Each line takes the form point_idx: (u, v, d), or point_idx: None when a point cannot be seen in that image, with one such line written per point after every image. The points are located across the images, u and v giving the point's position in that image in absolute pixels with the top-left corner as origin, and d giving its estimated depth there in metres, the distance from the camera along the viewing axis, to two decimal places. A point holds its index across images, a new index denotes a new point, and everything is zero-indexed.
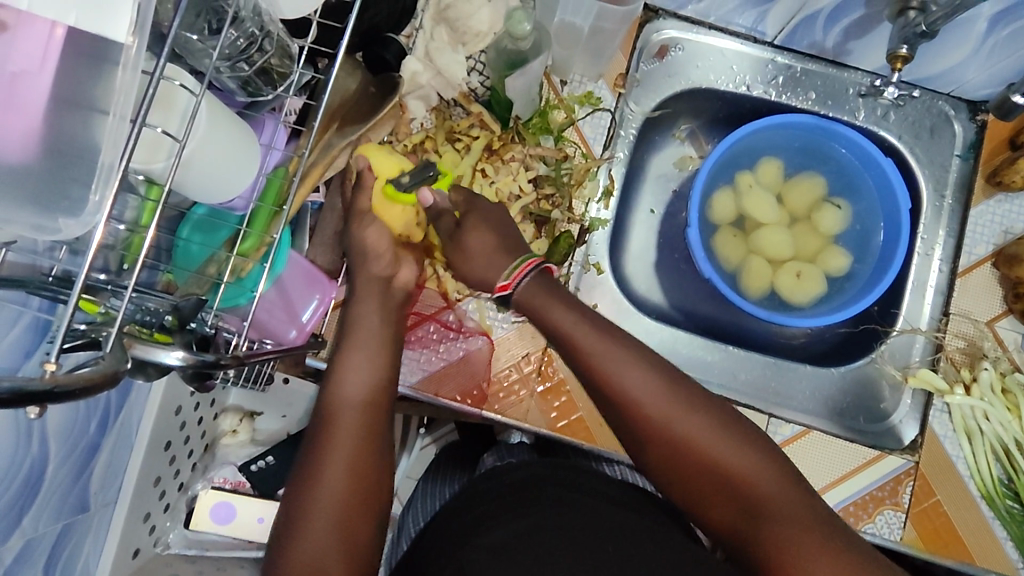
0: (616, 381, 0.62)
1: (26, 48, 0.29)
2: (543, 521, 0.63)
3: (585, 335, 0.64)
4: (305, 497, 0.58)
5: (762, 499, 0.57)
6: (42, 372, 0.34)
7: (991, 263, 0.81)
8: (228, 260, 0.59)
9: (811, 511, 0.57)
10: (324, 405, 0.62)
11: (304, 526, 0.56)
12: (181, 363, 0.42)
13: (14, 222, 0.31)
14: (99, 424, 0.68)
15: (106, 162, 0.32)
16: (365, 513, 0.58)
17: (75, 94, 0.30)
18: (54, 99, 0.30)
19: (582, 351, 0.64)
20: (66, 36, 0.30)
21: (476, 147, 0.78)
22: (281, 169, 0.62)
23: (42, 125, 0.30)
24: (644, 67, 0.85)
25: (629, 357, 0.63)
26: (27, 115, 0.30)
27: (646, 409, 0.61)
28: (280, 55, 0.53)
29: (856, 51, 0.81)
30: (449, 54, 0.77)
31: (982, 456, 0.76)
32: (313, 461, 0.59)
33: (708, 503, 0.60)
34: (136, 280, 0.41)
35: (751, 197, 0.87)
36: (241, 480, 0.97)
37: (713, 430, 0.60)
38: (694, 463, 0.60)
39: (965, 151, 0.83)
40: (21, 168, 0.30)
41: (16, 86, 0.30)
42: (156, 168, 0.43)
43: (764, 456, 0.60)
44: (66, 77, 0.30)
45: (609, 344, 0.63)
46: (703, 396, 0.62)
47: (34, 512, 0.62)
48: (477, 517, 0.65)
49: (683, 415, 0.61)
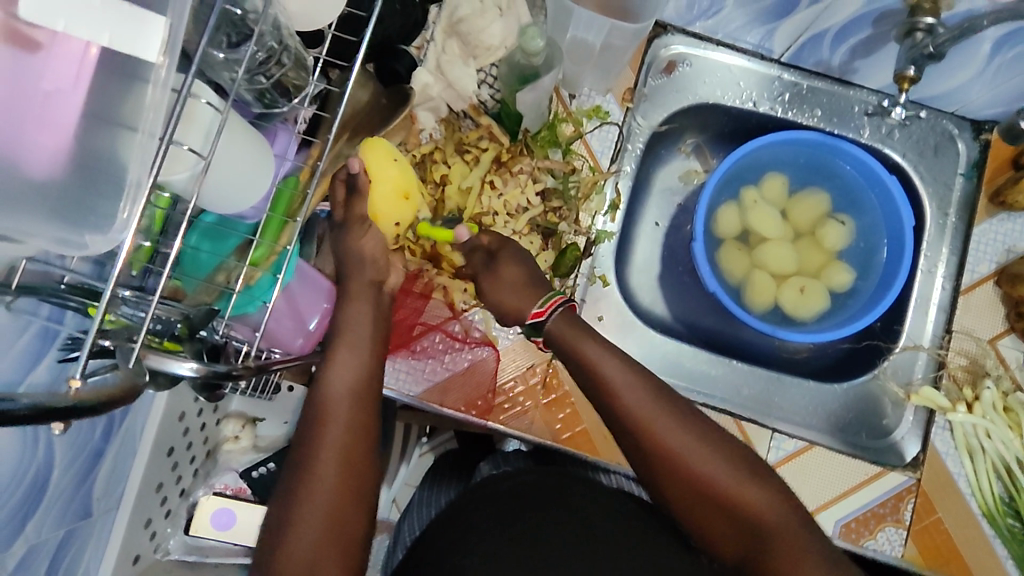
0: (629, 409, 0.63)
1: (59, 69, 0.29)
2: (540, 522, 0.65)
3: (616, 375, 0.64)
4: (296, 495, 0.59)
5: (772, 530, 0.58)
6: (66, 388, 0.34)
7: (993, 282, 0.81)
8: (237, 268, 0.59)
9: (813, 540, 0.58)
10: (310, 403, 0.62)
11: (297, 522, 0.58)
12: (193, 374, 0.42)
13: (39, 233, 0.32)
14: (103, 431, 0.68)
15: (134, 179, 0.32)
16: (353, 511, 0.60)
17: (104, 109, 0.31)
18: (85, 114, 0.30)
19: (613, 393, 0.63)
20: (100, 55, 0.30)
21: (485, 159, 0.78)
22: (292, 179, 0.63)
23: (71, 142, 0.30)
24: (652, 81, 0.85)
25: (666, 410, 0.63)
26: (59, 132, 0.30)
27: (673, 452, 0.61)
28: (295, 68, 0.54)
29: (862, 69, 0.82)
30: (460, 67, 0.76)
31: (983, 475, 0.76)
32: (304, 455, 0.60)
33: (720, 532, 0.61)
34: (161, 291, 0.43)
35: (756, 213, 0.88)
36: (242, 487, 0.96)
37: (733, 468, 0.61)
38: (712, 501, 0.60)
39: (969, 169, 0.84)
40: (44, 181, 0.30)
41: (49, 102, 0.30)
42: (176, 179, 0.43)
43: (773, 491, 0.60)
44: (98, 94, 0.30)
45: (638, 387, 0.63)
46: (729, 443, 0.62)
47: (38, 517, 0.62)
48: (470, 523, 0.66)
49: (704, 456, 0.61)
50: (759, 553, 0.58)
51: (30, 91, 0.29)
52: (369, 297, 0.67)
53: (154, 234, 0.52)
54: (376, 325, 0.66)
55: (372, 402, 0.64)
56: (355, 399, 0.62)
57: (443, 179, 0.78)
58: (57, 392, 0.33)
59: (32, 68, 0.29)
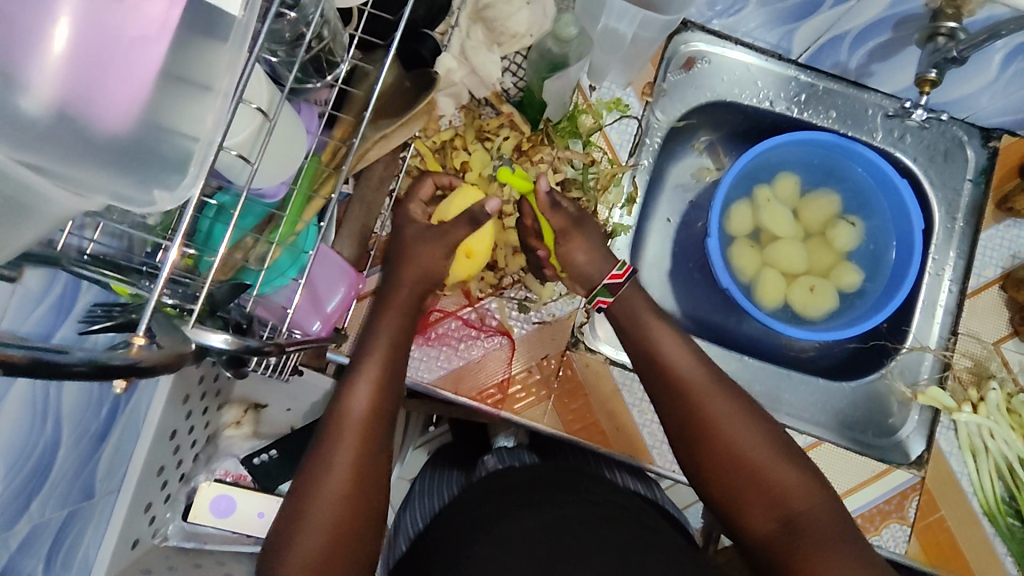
0: (673, 366, 0.66)
1: (147, 16, 0.29)
2: (560, 516, 0.64)
3: (678, 359, 0.66)
4: (304, 501, 0.56)
5: (801, 514, 0.59)
6: (128, 347, 0.34)
7: (999, 286, 0.83)
8: (254, 249, 0.58)
9: (841, 521, 0.59)
10: (332, 408, 0.60)
11: (300, 529, 0.55)
12: (226, 347, 0.41)
13: (95, 189, 0.30)
14: (109, 411, 0.67)
15: (205, 139, 0.33)
16: (358, 514, 0.57)
17: (183, 68, 0.31)
18: (163, 69, 0.30)
19: (673, 374, 0.66)
20: (184, 10, 0.30)
21: (506, 147, 0.79)
22: (316, 156, 0.62)
23: (148, 98, 0.30)
24: (671, 77, 0.86)
25: (709, 374, 0.66)
26: (137, 85, 0.29)
27: (721, 432, 0.63)
28: (333, 43, 0.53)
29: (879, 73, 0.83)
30: (485, 53, 0.75)
31: (986, 475, 0.78)
32: (314, 453, 0.58)
33: (749, 511, 0.61)
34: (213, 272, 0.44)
35: (768, 211, 0.89)
36: (243, 473, 0.95)
37: (773, 455, 0.62)
38: (748, 482, 0.61)
39: (977, 176, 0.86)
40: (115, 135, 0.29)
41: (134, 51, 0.29)
42: (237, 140, 0.44)
43: (803, 467, 0.62)
44: (181, 49, 0.30)
45: (696, 370, 0.66)
46: (766, 419, 0.65)
47: (42, 497, 0.61)
48: (492, 513, 0.66)
49: (750, 440, 0.63)
50: (786, 536, 0.58)
51: (115, 39, 0.28)
52: (413, 290, 0.67)
53: (161, 231, 0.50)
54: (407, 334, 0.67)
55: (390, 411, 0.62)
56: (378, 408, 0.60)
57: (464, 166, 0.79)
58: (122, 352, 0.33)
59: (120, 14, 0.28)
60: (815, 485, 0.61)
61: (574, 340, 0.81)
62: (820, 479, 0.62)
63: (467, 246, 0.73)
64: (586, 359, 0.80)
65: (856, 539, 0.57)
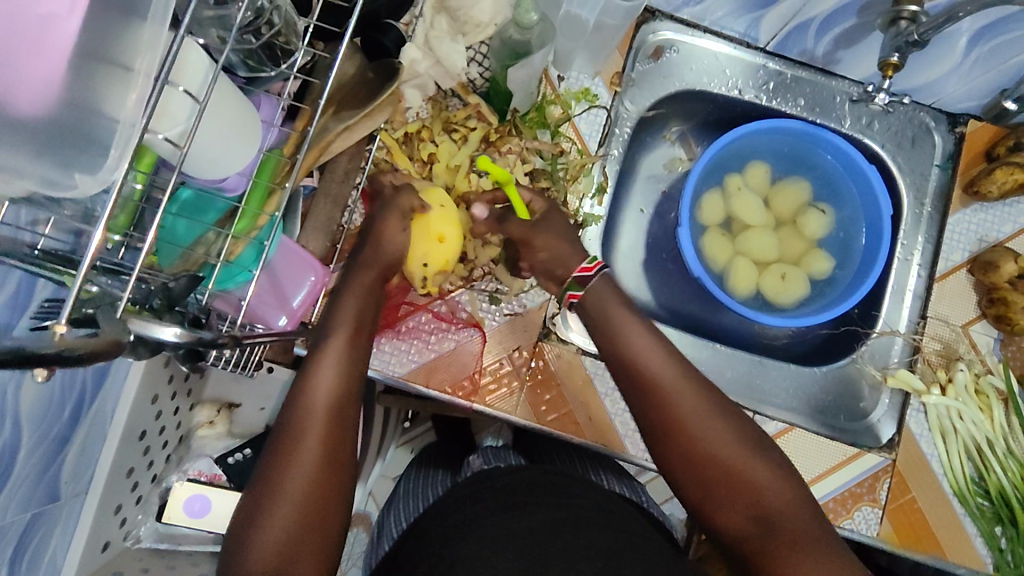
0: (642, 360, 0.63)
1: None
2: (549, 518, 0.65)
3: (649, 360, 0.63)
4: (265, 502, 0.54)
5: (777, 517, 0.58)
6: (53, 333, 0.33)
7: (966, 269, 0.84)
8: (216, 243, 0.58)
9: (817, 525, 0.58)
10: (289, 407, 0.58)
11: (262, 530, 0.54)
12: (177, 340, 0.40)
13: (21, 174, 0.31)
14: (72, 412, 0.65)
15: (127, 120, 0.33)
16: (328, 518, 0.56)
17: (96, 47, 0.30)
18: (78, 49, 0.30)
19: (641, 371, 0.63)
20: None
21: (473, 138, 0.78)
22: (277, 150, 0.61)
23: (62, 77, 0.29)
24: (640, 67, 0.85)
25: (680, 368, 0.63)
26: (50, 59, 0.29)
27: (692, 428, 0.61)
28: (286, 30, 0.53)
29: (845, 60, 0.83)
30: (448, 43, 0.76)
31: (955, 456, 0.79)
32: (276, 455, 0.56)
33: (722, 510, 0.60)
34: (141, 267, 0.40)
35: (739, 200, 0.89)
36: (217, 473, 0.93)
37: (747, 454, 0.61)
38: (724, 482, 0.60)
39: (944, 162, 0.86)
40: (31, 117, 0.29)
41: (46, 25, 0.28)
42: (176, 129, 0.43)
43: (778, 466, 0.61)
44: (94, 27, 0.30)
45: (671, 371, 0.63)
46: (739, 415, 0.63)
47: (2, 502, 0.58)
48: (474, 515, 0.67)
49: (720, 438, 0.61)
50: (764, 538, 0.58)
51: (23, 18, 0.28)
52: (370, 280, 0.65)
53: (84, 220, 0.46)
54: (371, 330, 0.65)
55: (350, 412, 0.60)
56: (334, 412, 0.58)
57: (431, 157, 0.78)
58: (45, 339, 0.32)
59: None
60: (790, 484, 0.60)
61: (545, 331, 0.80)
62: (796, 476, 0.62)
63: (428, 228, 0.71)
64: (558, 350, 0.80)
65: (830, 543, 0.58)
